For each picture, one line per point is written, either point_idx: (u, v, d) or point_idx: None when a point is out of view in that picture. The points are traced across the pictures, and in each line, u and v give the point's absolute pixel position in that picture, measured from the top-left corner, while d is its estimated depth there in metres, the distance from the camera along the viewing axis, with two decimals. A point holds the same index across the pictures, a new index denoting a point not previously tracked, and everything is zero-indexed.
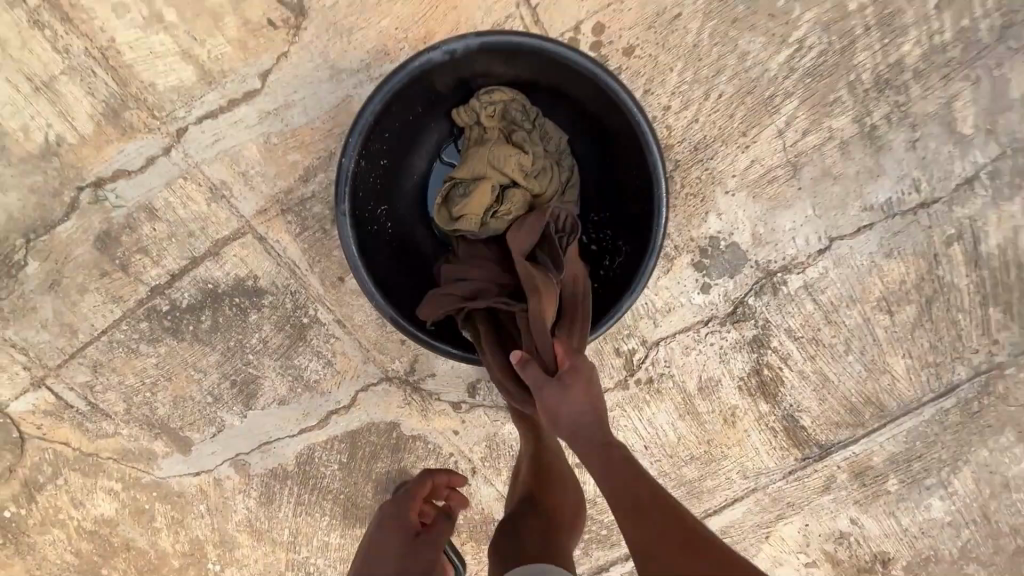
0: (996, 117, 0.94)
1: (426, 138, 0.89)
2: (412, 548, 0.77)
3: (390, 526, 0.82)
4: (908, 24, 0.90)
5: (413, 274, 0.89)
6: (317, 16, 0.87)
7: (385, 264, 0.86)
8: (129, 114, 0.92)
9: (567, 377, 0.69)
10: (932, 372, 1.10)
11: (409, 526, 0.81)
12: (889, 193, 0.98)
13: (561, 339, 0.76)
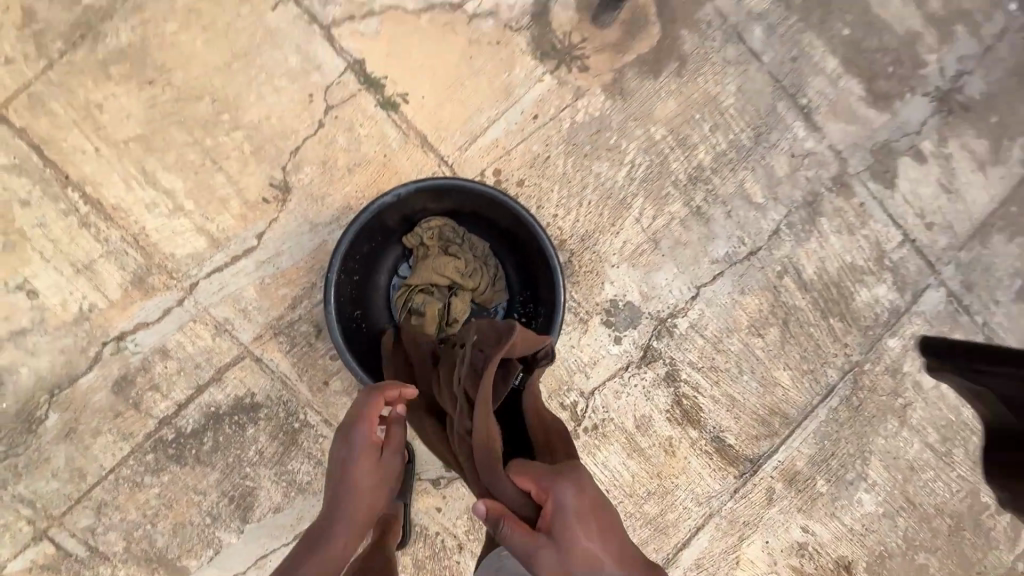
0: (775, 189, 1.38)
1: (386, 259, 1.21)
2: (384, 471, 0.94)
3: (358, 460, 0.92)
4: (697, 142, 1.36)
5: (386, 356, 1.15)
6: (298, 190, 1.22)
7: (362, 350, 1.12)
8: (151, 278, 1.18)
9: (555, 530, 0.73)
10: (811, 378, 1.39)
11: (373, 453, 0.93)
12: (726, 248, 1.36)
13: (526, 474, 0.81)
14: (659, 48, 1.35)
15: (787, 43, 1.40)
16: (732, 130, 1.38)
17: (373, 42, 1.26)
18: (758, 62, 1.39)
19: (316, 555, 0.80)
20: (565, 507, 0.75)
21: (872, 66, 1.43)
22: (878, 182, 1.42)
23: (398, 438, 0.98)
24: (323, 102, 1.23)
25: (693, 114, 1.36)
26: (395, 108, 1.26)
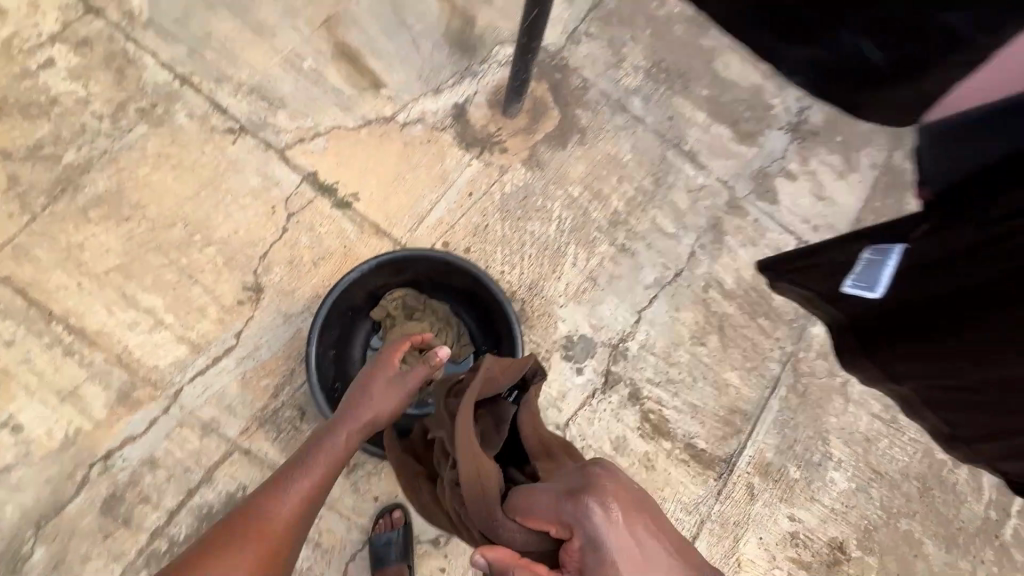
0: (683, 220, 1.63)
1: (358, 333, 1.35)
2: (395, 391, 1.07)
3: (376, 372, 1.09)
4: (609, 192, 1.61)
5: None
6: (270, 288, 1.36)
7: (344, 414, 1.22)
8: (135, 392, 1.25)
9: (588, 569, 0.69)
10: (756, 374, 1.56)
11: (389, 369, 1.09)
12: (654, 275, 1.57)
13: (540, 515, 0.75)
14: (561, 126, 1.64)
15: (662, 107, 1.73)
16: (635, 179, 1.64)
17: (322, 156, 1.48)
18: (642, 124, 1.70)
19: (308, 461, 0.97)
20: (599, 543, 0.68)
21: (733, 113, 1.76)
22: (764, 201, 1.70)
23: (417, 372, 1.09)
24: (284, 211, 1.42)
25: (600, 172, 1.63)
26: (348, 206, 1.46)
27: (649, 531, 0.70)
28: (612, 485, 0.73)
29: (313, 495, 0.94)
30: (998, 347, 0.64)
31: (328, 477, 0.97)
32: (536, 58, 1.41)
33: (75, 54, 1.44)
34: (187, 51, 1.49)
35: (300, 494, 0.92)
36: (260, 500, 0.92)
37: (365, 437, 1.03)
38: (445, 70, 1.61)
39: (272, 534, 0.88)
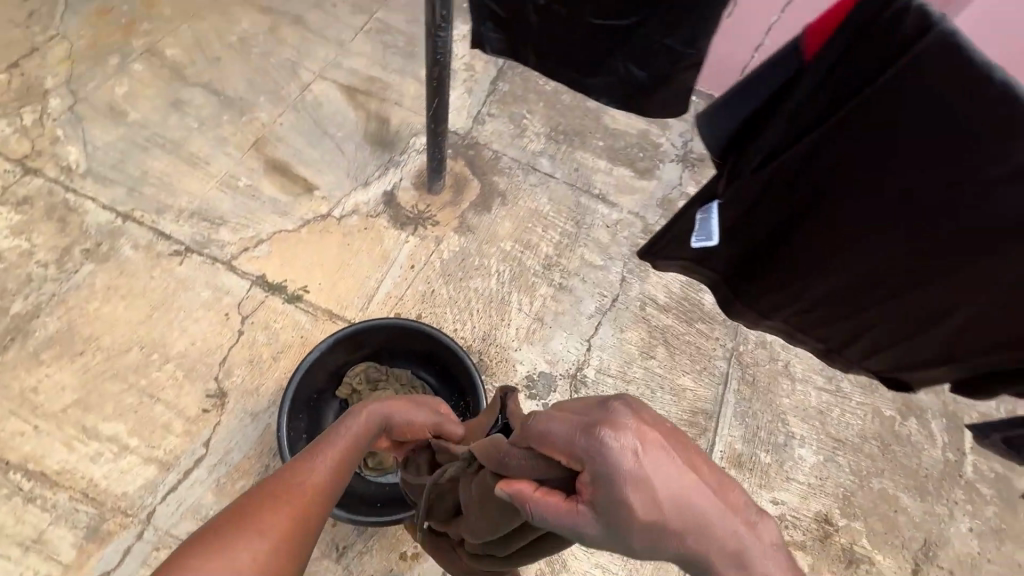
0: (608, 251, 1.81)
1: (328, 415, 1.40)
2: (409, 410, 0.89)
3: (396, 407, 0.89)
4: (538, 240, 1.78)
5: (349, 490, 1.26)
6: (233, 391, 1.39)
7: None
8: (105, 524, 1.23)
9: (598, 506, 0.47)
10: (707, 373, 1.68)
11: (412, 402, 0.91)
12: (594, 304, 1.72)
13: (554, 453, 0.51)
14: (482, 193, 1.83)
15: (567, 162, 1.97)
16: (558, 225, 1.83)
17: (268, 260, 1.59)
18: (553, 178, 1.92)
19: (325, 441, 0.81)
20: (617, 474, 0.44)
21: (629, 155, 2.02)
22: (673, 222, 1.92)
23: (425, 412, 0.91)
24: (238, 315, 1.49)
25: (526, 225, 1.81)
26: (300, 299, 1.54)
27: (694, 493, 0.43)
28: (643, 421, 0.46)
29: (334, 473, 0.78)
30: (829, 241, 0.77)
31: (351, 462, 0.81)
32: (447, 139, 1.59)
33: (16, 213, 1.53)
34: (126, 191, 1.61)
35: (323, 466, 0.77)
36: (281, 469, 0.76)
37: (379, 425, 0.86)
38: (370, 166, 1.80)
39: (291, 504, 0.71)
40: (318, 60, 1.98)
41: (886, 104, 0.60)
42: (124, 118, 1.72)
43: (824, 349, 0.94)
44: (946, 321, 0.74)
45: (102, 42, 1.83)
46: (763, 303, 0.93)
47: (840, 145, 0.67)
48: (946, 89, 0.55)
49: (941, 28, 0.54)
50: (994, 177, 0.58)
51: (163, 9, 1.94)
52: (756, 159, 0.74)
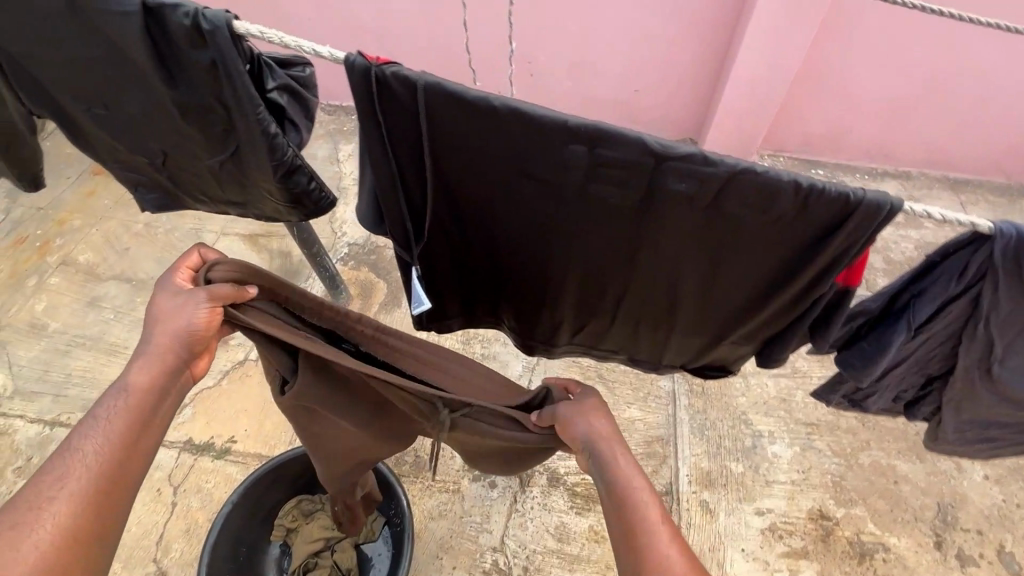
0: None
1: (268, 565, 1.33)
2: (174, 323, 0.72)
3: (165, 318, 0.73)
4: None
5: None
6: (174, 566, 1.37)
7: None
8: None
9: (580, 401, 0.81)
10: (653, 397, 1.62)
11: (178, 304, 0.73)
12: (522, 365, 1.70)
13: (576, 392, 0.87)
14: (390, 291, 1.88)
15: None
16: None
17: (194, 422, 1.57)
18: None
19: (83, 448, 0.65)
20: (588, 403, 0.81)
21: None
22: None
23: (184, 314, 0.72)
24: (169, 487, 1.47)
25: None
26: (228, 451, 1.53)
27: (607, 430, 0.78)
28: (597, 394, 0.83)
29: (132, 437, 0.68)
30: (544, 270, 0.75)
31: (135, 446, 0.68)
32: (330, 257, 1.66)
33: None
34: (52, 399, 1.67)
35: (110, 437, 0.67)
36: (47, 462, 0.64)
37: (158, 372, 0.72)
38: None
39: (57, 514, 0.61)
40: (218, 220, 2.11)
41: (456, 141, 0.62)
42: (45, 331, 1.82)
43: (629, 361, 0.86)
44: (683, 304, 0.72)
45: (20, 268, 1.98)
46: (542, 335, 0.87)
47: (469, 201, 0.69)
48: (486, 120, 0.58)
49: (423, 82, 0.57)
50: (582, 180, 0.61)
51: (74, 222, 2.12)
52: (408, 225, 0.71)
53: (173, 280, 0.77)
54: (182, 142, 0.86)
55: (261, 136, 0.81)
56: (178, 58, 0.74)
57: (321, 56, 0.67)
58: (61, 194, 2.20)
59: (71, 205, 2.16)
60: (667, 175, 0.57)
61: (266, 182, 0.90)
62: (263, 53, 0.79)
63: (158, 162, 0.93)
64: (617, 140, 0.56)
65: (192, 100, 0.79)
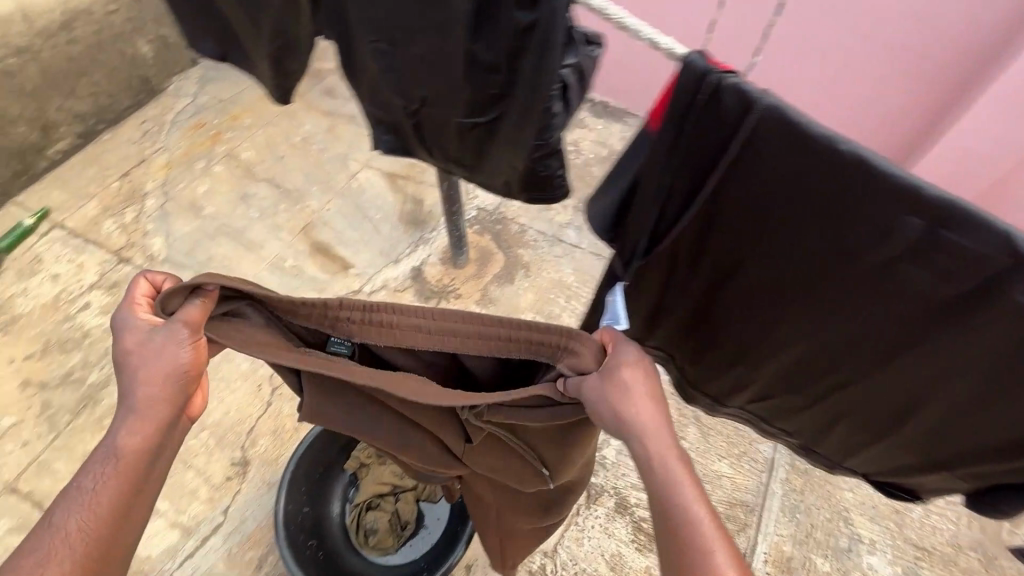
0: None
1: (333, 492, 1.34)
2: (157, 374, 0.77)
3: (144, 368, 0.76)
4: (560, 311, 1.79)
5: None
6: (256, 459, 1.47)
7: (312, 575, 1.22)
8: None
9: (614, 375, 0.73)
10: (749, 459, 1.50)
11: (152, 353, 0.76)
12: None
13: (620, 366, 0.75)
14: (506, 265, 1.87)
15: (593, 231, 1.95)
16: (582, 294, 1.82)
17: None
18: (579, 248, 1.92)
19: (71, 520, 0.72)
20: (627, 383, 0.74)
21: None
22: None
23: (165, 361, 0.76)
24: (268, 386, 1.57)
25: (549, 296, 1.82)
26: None
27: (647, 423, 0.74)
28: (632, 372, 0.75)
29: (125, 502, 0.76)
30: (774, 327, 0.80)
31: (128, 508, 0.76)
32: (465, 218, 1.67)
33: (104, 295, 1.79)
34: (192, 274, 1.85)
35: (105, 503, 0.74)
36: (41, 531, 0.72)
37: (145, 430, 0.77)
38: (403, 243, 1.93)
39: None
40: (366, 151, 2.22)
41: (767, 169, 0.64)
42: (201, 212, 2.00)
43: (800, 445, 1.01)
44: (927, 408, 0.76)
45: (194, 150, 2.18)
46: (739, 374, 0.92)
47: (730, 239, 0.74)
48: (824, 164, 0.60)
49: (765, 102, 0.59)
50: (892, 260, 0.63)
51: (245, 120, 2.30)
52: (641, 243, 0.75)
53: (135, 321, 0.78)
54: (448, 96, 0.88)
55: (540, 112, 0.80)
56: (494, 16, 0.75)
57: (657, 45, 0.66)
58: (240, 92, 2.38)
59: (246, 104, 2.35)
60: (1017, 285, 0.58)
61: (518, 159, 0.92)
62: (574, 28, 0.77)
63: (411, 108, 0.95)
64: (966, 228, 0.57)
65: (487, 58, 0.79)
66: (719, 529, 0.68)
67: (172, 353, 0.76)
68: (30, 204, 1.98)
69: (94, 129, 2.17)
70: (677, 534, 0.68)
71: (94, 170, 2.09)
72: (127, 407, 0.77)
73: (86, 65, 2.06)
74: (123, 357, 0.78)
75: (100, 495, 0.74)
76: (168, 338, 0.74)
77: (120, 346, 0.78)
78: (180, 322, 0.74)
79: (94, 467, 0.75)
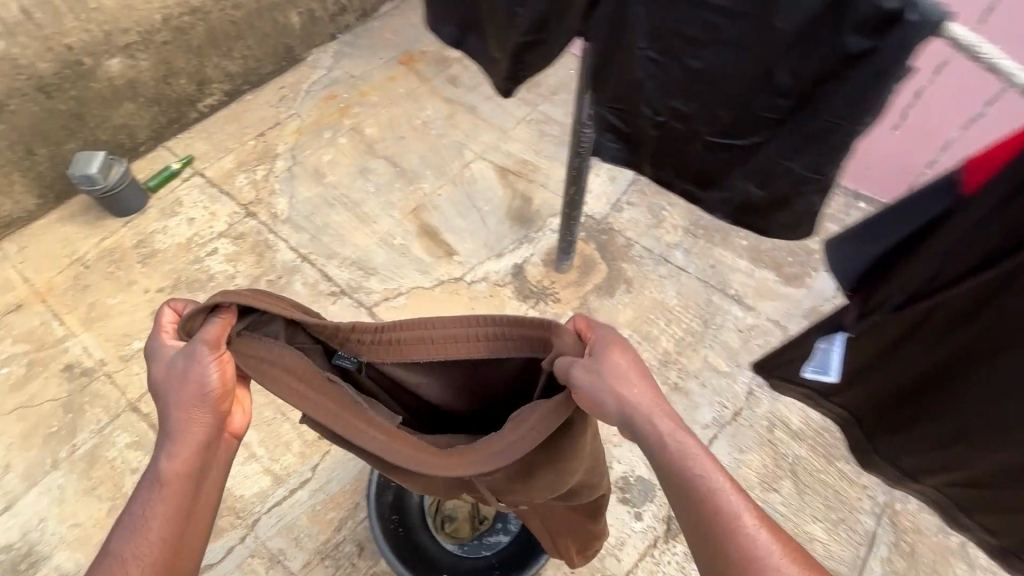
0: (735, 356, 1.66)
1: None
2: (189, 397, 0.78)
3: (178, 395, 0.78)
4: (658, 333, 1.71)
5: (408, 550, 1.28)
6: None
7: (392, 542, 1.28)
8: (221, 520, 1.40)
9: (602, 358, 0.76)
10: (847, 528, 1.41)
11: (179, 377, 0.78)
12: (712, 413, 1.56)
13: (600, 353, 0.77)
14: (609, 277, 1.84)
15: (703, 257, 1.87)
16: (684, 320, 1.73)
17: None
18: (686, 271, 1.84)
19: (124, 548, 0.74)
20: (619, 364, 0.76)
21: (775, 258, 1.87)
22: None
23: (194, 383, 0.77)
24: None
25: (647, 316, 1.75)
26: None
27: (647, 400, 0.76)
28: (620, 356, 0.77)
29: (178, 524, 0.77)
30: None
31: (181, 529, 0.77)
32: (580, 223, 1.65)
33: (231, 244, 1.92)
34: (310, 237, 1.95)
35: (160, 527, 0.76)
36: (102, 560, 0.74)
37: (187, 452, 0.78)
38: (508, 239, 1.95)
39: None
40: (481, 143, 2.25)
41: None
42: (323, 179, 2.10)
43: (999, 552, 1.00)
44: None
45: (323, 120, 2.30)
46: (953, 455, 0.93)
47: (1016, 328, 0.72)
48: None
49: None
50: None
51: (373, 97, 2.39)
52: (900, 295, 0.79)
53: (164, 348, 0.81)
54: (716, 111, 0.90)
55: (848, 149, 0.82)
56: (813, 43, 0.74)
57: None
58: (371, 70, 2.49)
59: (375, 82, 2.44)
60: None
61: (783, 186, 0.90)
62: None
63: (658, 120, 0.99)
64: None
65: (788, 86, 0.80)
66: (748, 503, 0.70)
67: (201, 375, 0.77)
68: (177, 151, 2.16)
69: (240, 89, 2.32)
70: (705, 507, 0.70)
71: (235, 127, 2.24)
72: (166, 434, 0.79)
73: (244, 29, 2.21)
74: (157, 385, 0.80)
75: (148, 522, 0.75)
76: (190, 362, 0.76)
77: (153, 376, 0.80)
78: (202, 342, 0.75)
79: (139, 498, 0.77)
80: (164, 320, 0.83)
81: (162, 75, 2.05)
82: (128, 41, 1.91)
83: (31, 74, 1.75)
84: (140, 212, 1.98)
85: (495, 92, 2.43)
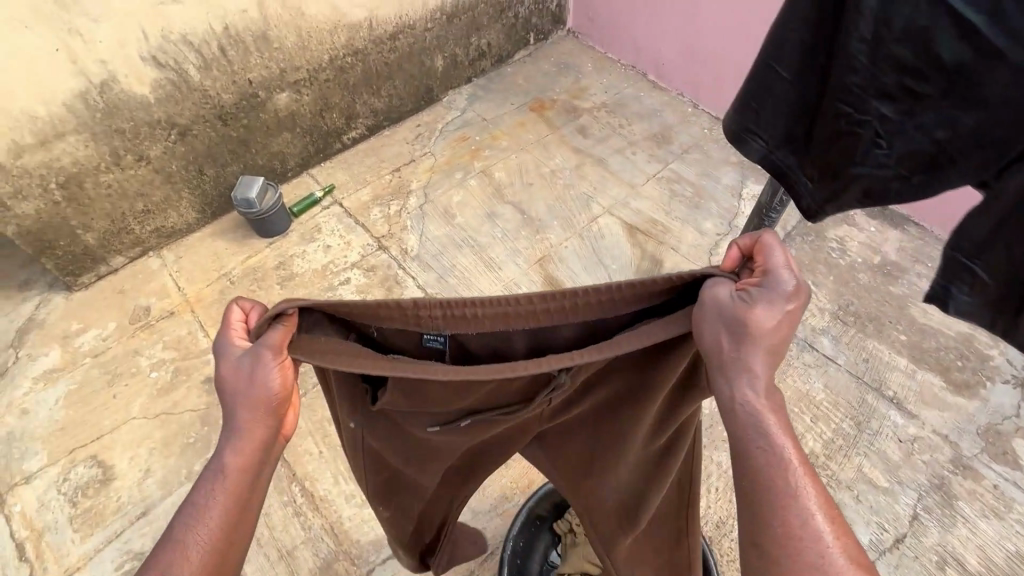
0: (895, 471, 1.47)
1: (538, 545, 1.35)
2: (252, 395, 0.76)
3: (239, 392, 0.76)
4: (805, 430, 1.54)
5: None
6: None
7: None
8: (337, 564, 1.39)
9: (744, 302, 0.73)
10: None
11: (243, 373, 0.76)
12: (869, 535, 1.39)
13: (752, 297, 0.74)
14: None
15: (854, 348, 1.70)
16: (834, 419, 1.56)
17: None
18: (834, 362, 1.67)
19: (181, 540, 0.73)
20: (765, 315, 0.74)
21: (941, 361, 1.67)
22: (1002, 464, 1.48)
23: (260, 384, 0.75)
24: None
25: (791, 407, 1.59)
26: None
27: (756, 358, 0.74)
28: (763, 311, 0.74)
29: (231, 522, 0.76)
30: None
31: (233, 528, 0.76)
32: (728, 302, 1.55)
33: (362, 276, 1.98)
34: (437, 277, 1.97)
35: (215, 526, 0.74)
36: (160, 548, 0.73)
37: (249, 449, 0.77)
38: None
39: None
40: (609, 197, 2.21)
41: None
42: (453, 220, 2.13)
43: None
44: None
45: (455, 160, 2.35)
46: None
47: None
48: None
49: None
50: None
51: (503, 142, 2.43)
52: None
53: (228, 342, 0.79)
54: None
55: None
56: None
57: None
58: (503, 115, 2.53)
59: (506, 127, 2.48)
60: None
61: None
62: None
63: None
64: None
65: None
66: (811, 479, 0.72)
67: (265, 377, 0.75)
68: (320, 179, 2.27)
69: (381, 124, 2.43)
70: (766, 472, 0.73)
71: (373, 160, 2.34)
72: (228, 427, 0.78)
73: (395, 70, 2.32)
74: (220, 382, 0.78)
75: (208, 513, 0.75)
76: (256, 364, 0.73)
77: (218, 373, 0.78)
78: (262, 347, 0.73)
79: (200, 492, 0.76)
80: (228, 316, 0.80)
81: (319, 109, 2.18)
82: (297, 78, 2.05)
83: (216, 104, 1.90)
84: (282, 234, 2.08)
85: (625, 146, 2.40)
